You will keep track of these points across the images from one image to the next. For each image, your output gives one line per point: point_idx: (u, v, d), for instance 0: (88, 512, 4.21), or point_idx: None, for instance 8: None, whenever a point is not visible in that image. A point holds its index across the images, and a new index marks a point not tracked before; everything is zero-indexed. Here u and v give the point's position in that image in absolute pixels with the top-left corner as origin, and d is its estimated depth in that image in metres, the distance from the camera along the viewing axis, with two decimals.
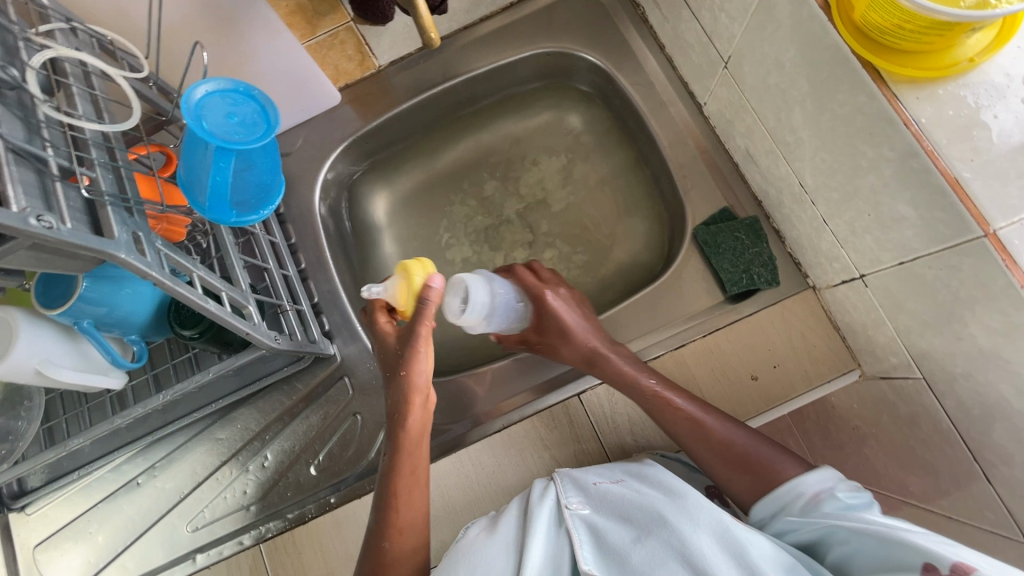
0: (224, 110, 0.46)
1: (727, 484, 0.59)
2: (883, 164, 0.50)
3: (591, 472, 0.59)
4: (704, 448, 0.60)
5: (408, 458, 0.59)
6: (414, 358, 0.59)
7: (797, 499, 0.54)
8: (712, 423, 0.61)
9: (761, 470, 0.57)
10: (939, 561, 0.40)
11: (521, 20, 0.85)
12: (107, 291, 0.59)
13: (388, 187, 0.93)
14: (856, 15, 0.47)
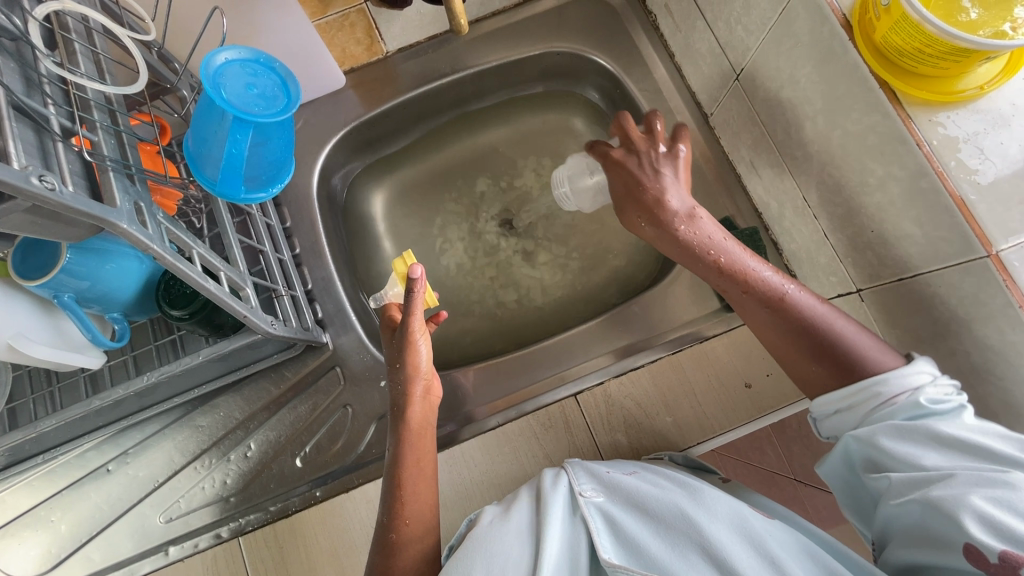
0: (244, 81, 0.44)
1: (795, 371, 0.57)
2: (891, 183, 0.52)
3: (603, 465, 0.61)
4: (776, 331, 0.57)
5: (411, 450, 0.59)
6: (412, 349, 0.62)
7: (871, 400, 0.50)
8: (793, 302, 0.56)
9: (842, 362, 0.53)
10: (988, 544, 0.40)
11: (532, 17, 0.85)
12: (90, 264, 0.56)
13: (387, 176, 0.91)
14: (877, 37, 0.49)
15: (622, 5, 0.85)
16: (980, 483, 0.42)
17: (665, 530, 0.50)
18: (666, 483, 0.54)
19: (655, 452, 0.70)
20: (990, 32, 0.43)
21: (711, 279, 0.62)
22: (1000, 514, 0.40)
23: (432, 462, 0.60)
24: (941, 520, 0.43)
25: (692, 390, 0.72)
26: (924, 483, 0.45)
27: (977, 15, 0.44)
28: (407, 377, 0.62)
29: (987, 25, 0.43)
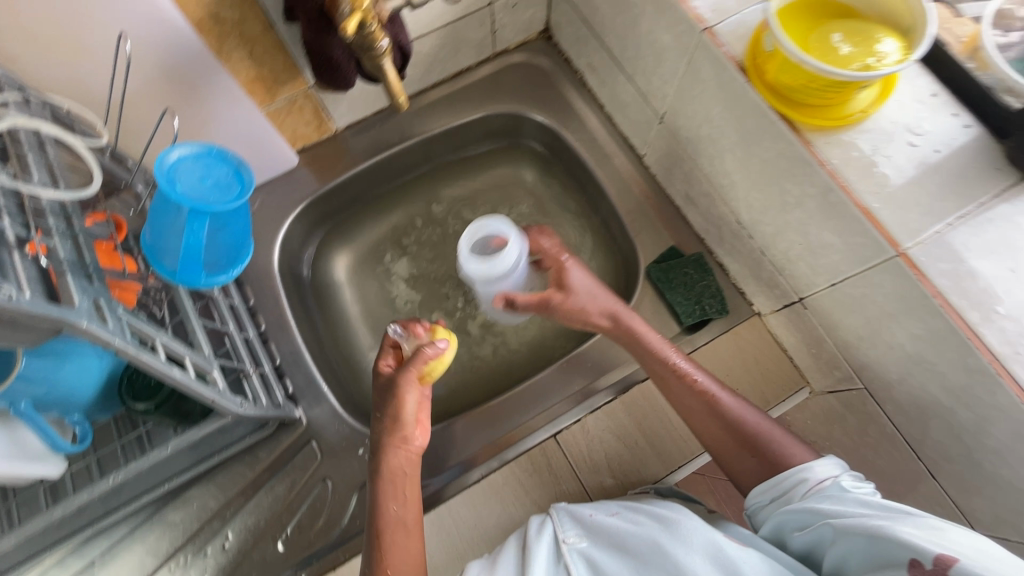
0: (197, 174, 0.46)
1: (728, 465, 0.62)
2: (806, 200, 0.57)
3: (587, 506, 0.61)
4: (711, 422, 0.62)
5: (390, 497, 0.58)
6: (401, 397, 0.61)
7: (798, 485, 0.56)
8: (724, 399, 0.62)
9: (767, 454, 0.59)
10: (927, 556, 0.43)
11: (470, 86, 0.92)
12: (49, 369, 0.55)
13: (347, 244, 0.94)
14: (768, 77, 0.55)
15: (551, 66, 0.92)
16: (908, 518, 0.46)
17: (645, 568, 0.52)
18: (644, 518, 0.56)
19: (639, 488, 0.71)
20: (864, 63, 0.50)
21: (659, 376, 0.66)
22: (931, 535, 0.44)
23: (417, 511, 0.60)
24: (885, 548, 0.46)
25: (667, 415, 0.74)
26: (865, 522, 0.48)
27: (847, 55, 0.51)
28: (394, 423, 0.61)
29: (859, 61, 0.50)
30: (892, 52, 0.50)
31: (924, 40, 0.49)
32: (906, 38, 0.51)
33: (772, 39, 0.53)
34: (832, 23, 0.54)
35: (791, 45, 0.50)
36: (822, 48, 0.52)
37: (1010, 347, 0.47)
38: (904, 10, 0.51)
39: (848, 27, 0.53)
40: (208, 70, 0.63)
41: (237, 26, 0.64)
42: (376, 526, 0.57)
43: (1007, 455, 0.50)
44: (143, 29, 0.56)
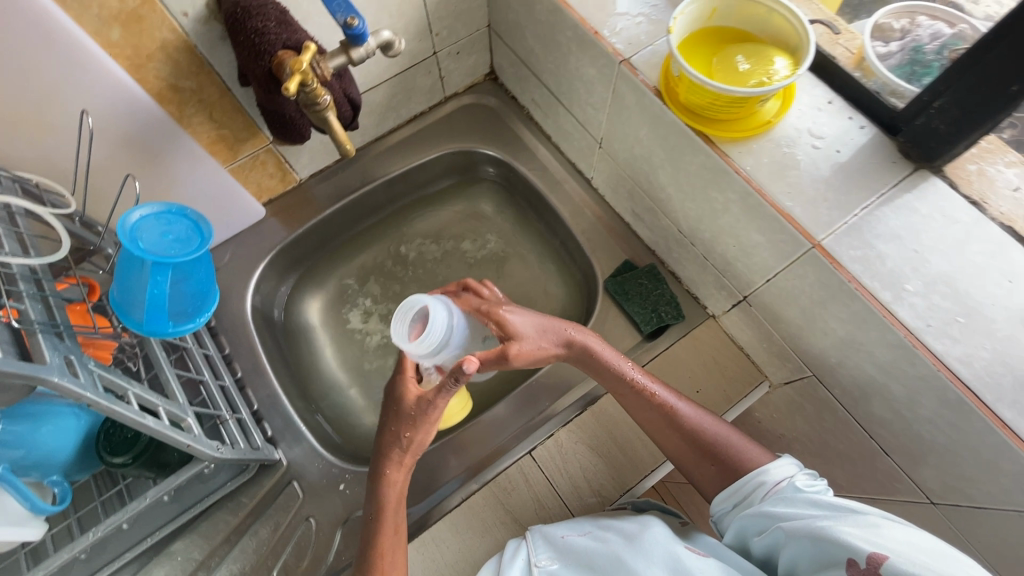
0: (159, 230, 0.49)
1: (693, 472, 0.64)
2: (731, 205, 0.62)
3: (560, 526, 0.64)
4: (670, 433, 0.64)
5: (392, 515, 0.59)
6: (419, 430, 0.61)
7: (757, 489, 0.57)
8: (682, 410, 0.64)
9: (724, 460, 0.61)
10: (862, 556, 0.45)
11: (424, 129, 0.97)
12: (27, 429, 0.57)
13: (319, 288, 0.97)
14: (681, 98, 0.61)
15: (499, 104, 0.99)
16: (850, 518, 0.48)
17: None
18: (610, 534, 0.59)
19: (616, 500, 0.73)
20: (760, 79, 0.56)
21: (620, 390, 0.67)
22: (865, 535, 0.46)
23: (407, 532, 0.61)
24: (827, 549, 0.48)
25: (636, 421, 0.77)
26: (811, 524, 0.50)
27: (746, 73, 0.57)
28: (402, 450, 0.61)
29: (755, 78, 0.56)
30: (782, 68, 0.57)
31: (808, 53, 0.55)
32: (794, 55, 0.57)
33: (677, 67, 0.59)
34: (729, 48, 0.60)
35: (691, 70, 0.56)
36: (721, 71, 0.58)
37: (921, 321, 0.52)
38: (789, 30, 0.58)
39: (744, 49, 0.59)
40: (171, 134, 0.68)
41: (196, 95, 0.68)
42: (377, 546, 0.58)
43: (939, 421, 0.54)
44: (105, 103, 0.60)
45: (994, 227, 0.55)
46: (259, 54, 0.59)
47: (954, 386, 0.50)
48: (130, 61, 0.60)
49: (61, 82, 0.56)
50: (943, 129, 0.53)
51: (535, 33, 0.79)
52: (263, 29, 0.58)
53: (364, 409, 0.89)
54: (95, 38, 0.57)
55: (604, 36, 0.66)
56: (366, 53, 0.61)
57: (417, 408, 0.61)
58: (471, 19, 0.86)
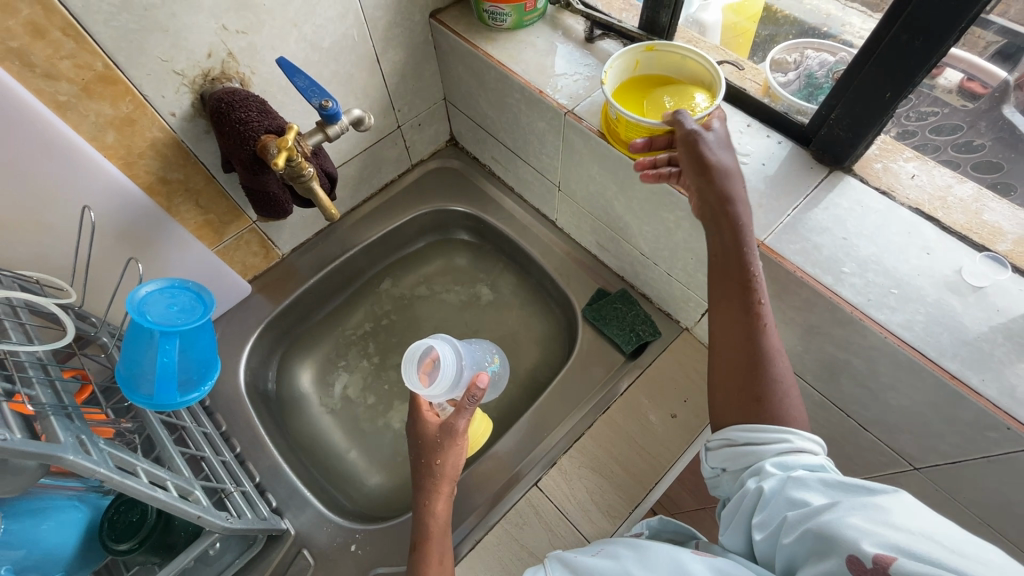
0: (165, 303, 0.53)
1: (716, 401, 0.54)
2: (682, 222, 0.70)
3: (578, 551, 0.57)
4: (737, 340, 0.53)
5: (437, 545, 0.59)
6: (451, 451, 0.63)
7: (772, 447, 0.48)
8: (769, 332, 0.53)
9: (772, 407, 0.50)
10: (865, 551, 0.37)
11: (396, 195, 1.05)
12: (22, 528, 0.57)
13: (308, 356, 0.99)
14: (622, 136, 0.68)
15: (462, 165, 1.08)
16: (857, 505, 0.40)
17: None
18: (619, 551, 0.52)
19: (625, 517, 0.74)
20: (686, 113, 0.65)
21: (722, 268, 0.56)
22: (877, 529, 0.38)
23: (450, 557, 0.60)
24: (823, 542, 0.40)
25: (632, 438, 0.80)
26: (815, 511, 0.42)
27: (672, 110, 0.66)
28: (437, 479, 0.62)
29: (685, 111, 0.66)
30: (701, 101, 0.67)
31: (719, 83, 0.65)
32: (705, 89, 0.68)
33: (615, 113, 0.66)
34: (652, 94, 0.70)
35: (683, 113, 0.58)
36: (653, 113, 0.67)
37: (863, 297, 0.59)
38: (696, 71, 0.69)
39: (664, 93, 0.69)
40: (161, 223, 0.73)
41: (182, 184, 0.73)
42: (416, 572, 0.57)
43: (898, 385, 0.59)
44: (100, 199, 0.65)
45: (905, 211, 0.64)
46: (244, 139, 0.65)
47: (903, 349, 0.56)
48: (122, 160, 0.66)
49: (60, 184, 0.61)
50: (843, 135, 0.63)
51: (486, 99, 0.88)
52: (247, 118, 0.65)
53: (366, 469, 0.89)
54: (92, 143, 0.62)
55: (548, 93, 0.76)
56: (340, 130, 0.68)
57: (444, 435, 0.63)
58: (428, 94, 0.96)
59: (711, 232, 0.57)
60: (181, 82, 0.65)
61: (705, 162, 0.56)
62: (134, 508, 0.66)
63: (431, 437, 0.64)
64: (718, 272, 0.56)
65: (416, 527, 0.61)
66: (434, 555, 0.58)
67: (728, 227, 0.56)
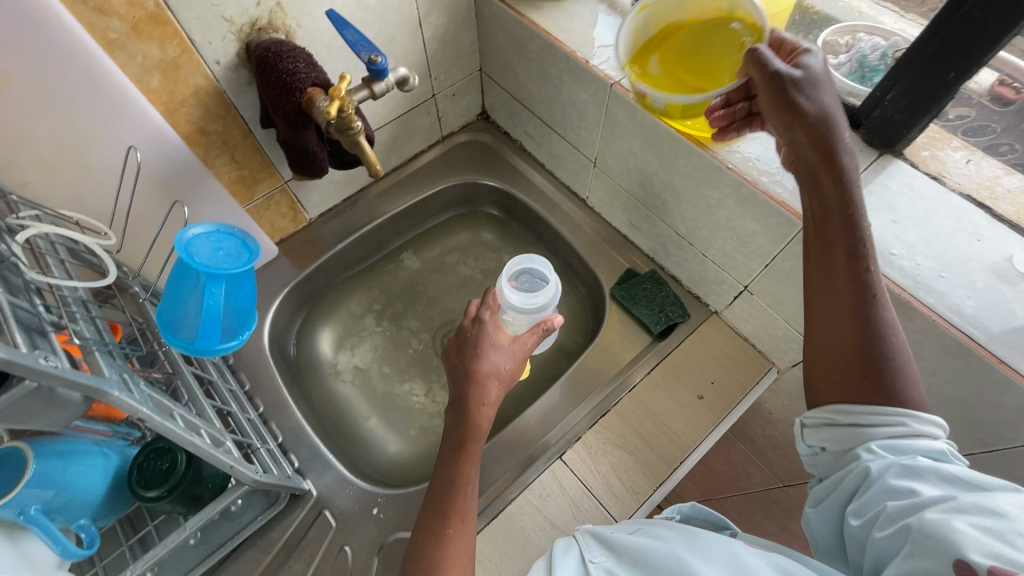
0: (211, 246, 0.55)
1: (822, 374, 0.53)
2: (725, 200, 0.69)
3: (611, 529, 0.59)
4: (842, 317, 0.52)
5: (458, 490, 0.58)
6: (506, 356, 0.66)
7: (890, 428, 0.48)
8: (881, 303, 0.52)
9: (883, 382, 0.49)
10: (977, 558, 0.36)
11: (426, 166, 1.04)
12: (55, 467, 0.57)
13: (332, 322, 0.98)
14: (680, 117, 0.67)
15: (493, 139, 1.07)
16: (971, 509, 0.40)
17: None
18: (664, 533, 0.54)
19: (649, 494, 0.74)
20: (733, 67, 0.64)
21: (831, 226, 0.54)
22: (990, 538, 0.37)
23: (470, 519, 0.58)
24: (925, 541, 0.40)
25: (658, 417, 0.80)
26: (919, 507, 0.42)
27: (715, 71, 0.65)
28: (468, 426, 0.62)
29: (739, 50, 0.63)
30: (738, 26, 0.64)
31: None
32: (727, 12, 0.65)
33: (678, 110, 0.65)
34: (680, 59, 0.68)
35: (762, 50, 0.56)
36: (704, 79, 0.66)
37: (912, 280, 0.58)
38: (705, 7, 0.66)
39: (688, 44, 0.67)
40: (198, 175, 0.72)
41: (221, 137, 0.72)
42: (455, 508, 0.57)
43: (942, 371, 0.59)
44: (141, 143, 0.64)
45: (954, 197, 0.63)
46: (290, 91, 0.64)
47: (950, 332, 0.56)
48: (164, 106, 0.65)
49: (103, 126, 0.60)
50: (898, 117, 0.62)
51: (527, 70, 0.87)
52: (295, 70, 0.64)
53: (386, 437, 0.89)
54: (137, 85, 0.61)
55: (594, 64, 0.75)
56: (386, 88, 0.68)
57: (511, 350, 0.67)
58: (465, 63, 0.95)
59: (807, 192, 0.56)
60: (228, 29, 0.63)
61: (799, 109, 0.54)
62: (164, 456, 0.66)
63: (485, 343, 0.65)
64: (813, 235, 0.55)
65: (457, 431, 0.62)
66: (475, 456, 0.61)
67: (831, 182, 0.54)
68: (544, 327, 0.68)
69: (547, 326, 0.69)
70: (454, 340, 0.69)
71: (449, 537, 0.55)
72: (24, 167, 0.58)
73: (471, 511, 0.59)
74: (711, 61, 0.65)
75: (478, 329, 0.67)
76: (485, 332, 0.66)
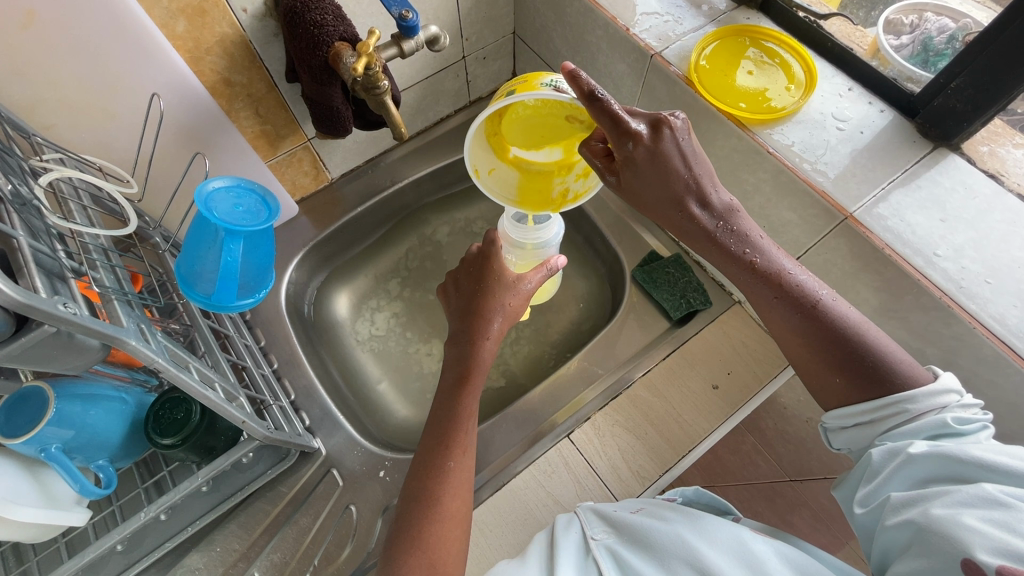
0: (231, 202, 0.56)
1: (809, 381, 0.55)
2: (763, 185, 0.66)
3: (612, 506, 0.59)
4: (793, 335, 0.54)
5: (462, 436, 0.59)
6: (494, 303, 0.65)
7: (895, 417, 0.49)
8: (828, 314, 0.53)
9: (851, 380, 0.52)
10: (986, 558, 0.38)
11: (451, 131, 1.01)
12: (76, 408, 0.58)
13: (347, 285, 0.98)
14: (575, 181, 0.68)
15: None
16: (977, 502, 0.41)
17: (666, 566, 0.49)
18: (667, 515, 0.54)
19: (654, 479, 0.74)
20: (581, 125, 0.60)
21: (738, 280, 0.57)
22: (1000, 534, 0.38)
23: (471, 463, 0.59)
24: (932, 539, 0.41)
25: (670, 404, 0.78)
26: (922, 499, 0.44)
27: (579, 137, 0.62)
28: (467, 388, 0.61)
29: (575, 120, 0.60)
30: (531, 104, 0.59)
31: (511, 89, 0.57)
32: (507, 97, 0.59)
33: (569, 192, 0.68)
34: (510, 160, 0.67)
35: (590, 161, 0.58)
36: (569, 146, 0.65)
37: (954, 284, 0.55)
38: (480, 125, 0.64)
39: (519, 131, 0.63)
40: (222, 127, 0.70)
41: (245, 89, 0.71)
42: (444, 439, 0.58)
43: (973, 380, 0.56)
44: (167, 89, 0.63)
45: (1011, 198, 0.59)
46: (317, 44, 0.62)
47: (989, 341, 0.53)
48: (189, 53, 0.63)
49: (126, 70, 0.59)
50: (960, 107, 0.57)
51: (563, 35, 0.83)
52: (323, 22, 0.61)
53: (396, 402, 0.89)
54: (162, 30, 0.59)
55: (634, 32, 0.71)
56: (415, 47, 0.65)
57: (515, 286, 0.66)
58: (498, 25, 0.91)
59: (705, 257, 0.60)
60: None
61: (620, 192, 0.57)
62: (179, 406, 0.67)
63: (490, 274, 0.66)
64: (746, 292, 0.57)
65: (459, 362, 0.63)
66: (478, 388, 0.62)
67: (716, 254, 0.57)
68: (547, 265, 0.69)
69: (550, 265, 0.69)
70: (459, 268, 0.70)
71: (450, 469, 0.56)
72: (48, 109, 0.57)
73: (473, 445, 0.61)
74: (561, 130, 0.61)
75: (483, 262, 0.67)
76: (490, 270, 0.66)
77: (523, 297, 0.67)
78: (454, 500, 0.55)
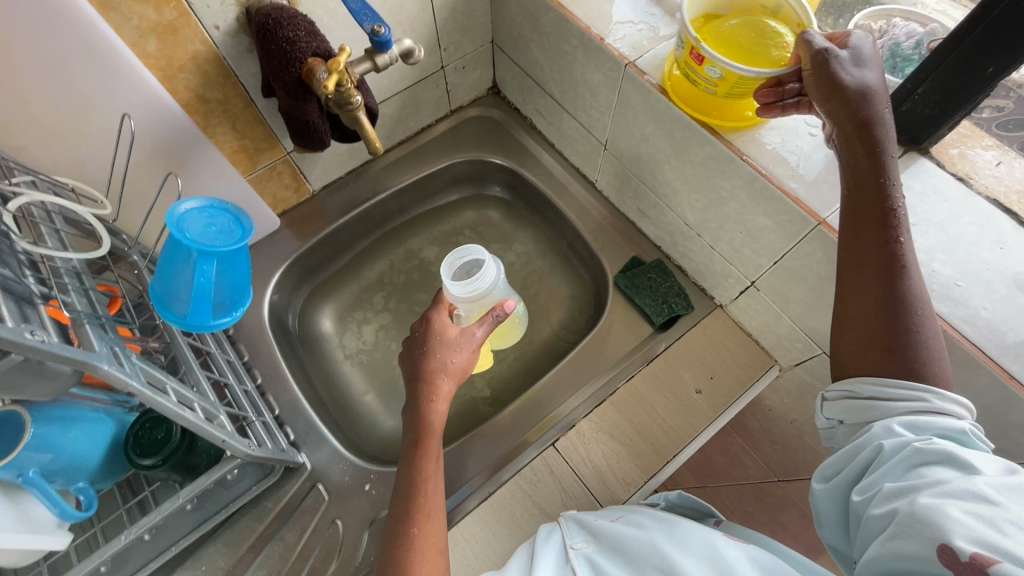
0: (204, 223, 0.56)
1: (854, 349, 0.52)
2: (738, 192, 0.67)
3: (594, 515, 0.59)
4: (869, 285, 0.51)
5: (422, 501, 0.58)
6: (438, 372, 0.64)
7: (912, 408, 0.48)
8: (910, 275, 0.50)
9: (902, 359, 0.49)
10: (961, 544, 0.38)
11: (432, 140, 1.01)
12: (55, 432, 0.58)
13: (331, 297, 0.98)
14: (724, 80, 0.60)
15: (502, 116, 1.04)
16: (968, 496, 0.41)
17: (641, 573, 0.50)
18: (646, 522, 0.54)
19: (640, 485, 0.74)
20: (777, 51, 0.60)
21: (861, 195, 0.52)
22: (980, 527, 0.38)
23: (437, 520, 0.58)
24: (913, 524, 0.41)
25: (654, 409, 0.79)
26: (912, 488, 0.44)
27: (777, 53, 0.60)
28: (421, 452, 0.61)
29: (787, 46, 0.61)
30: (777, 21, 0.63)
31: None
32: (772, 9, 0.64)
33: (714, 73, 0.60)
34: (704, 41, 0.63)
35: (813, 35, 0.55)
36: (739, 60, 0.61)
37: (926, 287, 0.56)
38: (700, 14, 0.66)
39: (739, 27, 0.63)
40: (198, 143, 0.70)
41: (221, 105, 0.71)
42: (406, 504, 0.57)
43: None
44: (141, 107, 0.63)
45: (980, 201, 0.60)
46: (290, 60, 0.62)
47: (961, 343, 0.54)
48: (162, 71, 0.63)
49: (97, 90, 0.58)
50: (928, 111, 0.58)
51: (540, 45, 0.84)
52: (295, 38, 0.61)
53: (382, 414, 0.89)
54: (133, 49, 0.59)
55: (608, 41, 0.71)
56: (389, 61, 0.65)
57: (459, 342, 0.66)
58: (476, 34, 0.91)
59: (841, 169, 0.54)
60: None
61: (837, 82, 0.53)
62: (159, 426, 0.67)
63: (432, 340, 0.66)
64: (855, 216, 0.53)
65: (412, 428, 0.63)
66: (433, 450, 0.61)
67: (867, 155, 0.52)
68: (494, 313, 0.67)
69: (498, 311, 0.68)
70: (404, 342, 0.69)
71: (415, 536, 0.56)
72: (18, 131, 0.57)
73: (438, 506, 0.59)
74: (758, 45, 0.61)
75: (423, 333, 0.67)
76: (429, 340, 0.66)
77: (466, 357, 0.67)
78: (425, 566, 0.54)
